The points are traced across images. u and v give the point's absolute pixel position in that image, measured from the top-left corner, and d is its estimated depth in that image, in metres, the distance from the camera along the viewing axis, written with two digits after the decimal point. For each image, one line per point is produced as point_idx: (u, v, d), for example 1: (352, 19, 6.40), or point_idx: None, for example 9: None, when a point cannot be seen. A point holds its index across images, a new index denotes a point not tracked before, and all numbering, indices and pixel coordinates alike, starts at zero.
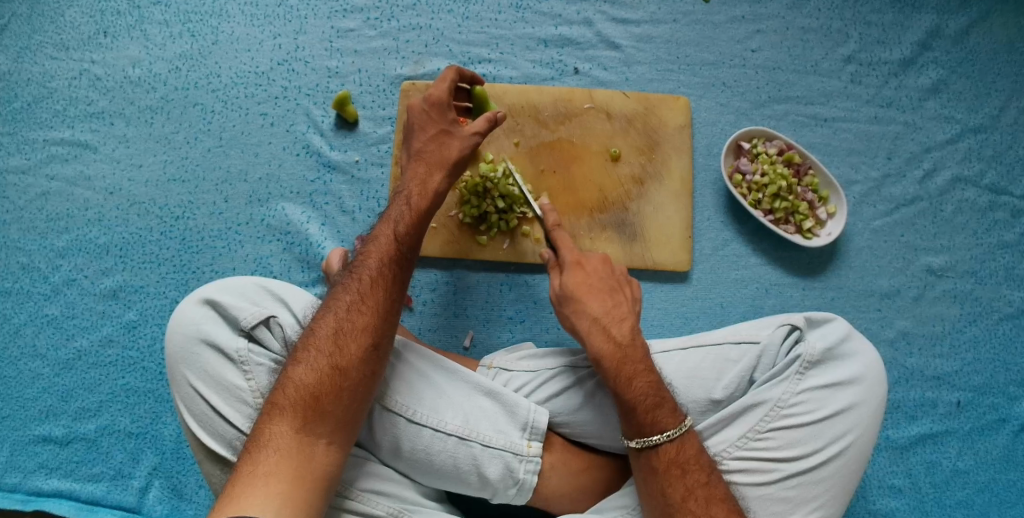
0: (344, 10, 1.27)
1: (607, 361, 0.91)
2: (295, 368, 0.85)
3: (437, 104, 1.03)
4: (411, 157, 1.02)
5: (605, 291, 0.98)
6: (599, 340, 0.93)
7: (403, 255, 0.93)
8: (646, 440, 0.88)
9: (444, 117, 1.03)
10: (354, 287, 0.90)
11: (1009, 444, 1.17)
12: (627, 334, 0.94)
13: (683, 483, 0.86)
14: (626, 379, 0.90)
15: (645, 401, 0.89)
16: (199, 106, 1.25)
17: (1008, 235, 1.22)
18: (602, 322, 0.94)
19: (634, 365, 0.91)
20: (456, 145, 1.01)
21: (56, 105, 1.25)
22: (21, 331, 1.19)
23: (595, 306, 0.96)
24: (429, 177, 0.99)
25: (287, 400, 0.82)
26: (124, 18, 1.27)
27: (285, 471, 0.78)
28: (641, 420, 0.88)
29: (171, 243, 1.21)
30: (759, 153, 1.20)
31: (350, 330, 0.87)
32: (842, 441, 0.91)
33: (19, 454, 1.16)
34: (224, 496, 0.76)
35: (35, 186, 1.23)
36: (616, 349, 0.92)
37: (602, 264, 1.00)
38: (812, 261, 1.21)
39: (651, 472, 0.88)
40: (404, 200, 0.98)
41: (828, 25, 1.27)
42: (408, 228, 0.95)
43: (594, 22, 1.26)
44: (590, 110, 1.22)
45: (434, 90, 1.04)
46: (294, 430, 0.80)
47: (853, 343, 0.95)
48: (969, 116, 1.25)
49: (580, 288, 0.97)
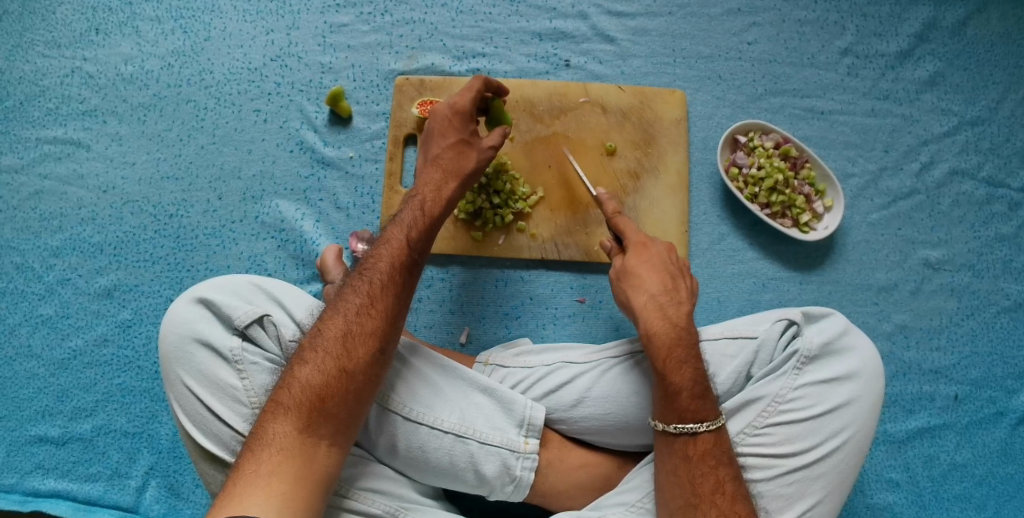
0: (336, 5, 1.26)
1: (659, 339, 0.91)
2: (302, 368, 0.84)
3: (461, 113, 1.03)
4: (427, 162, 1.02)
5: (667, 273, 0.97)
6: (655, 316, 0.93)
7: (414, 260, 0.92)
8: (685, 426, 0.86)
9: (465, 128, 1.04)
10: (364, 290, 0.89)
11: (1006, 437, 1.17)
12: (684, 318, 0.94)
13: (714, 475, 0.85)
14: (675, 363, 0.89)
15: (692, 388, 0.88)
16: (192, 103, 1.24)
17: (1005, 228, 1.21)
18: (659, 300, 0.94)
19: (685, 350, 0.91)
20: (475, 157, 1.02)
21: (49, 103, 1.24)
22: (16, 331, 1.19)
23: (652, 284, 0.96)
24: (444, 184, 0.99)
25: (291, 399, 0.82)
26: (115, 15, 1.26)
27: (287, 471, 0.77)
28: (683, 406, 0.87)
29: (165, 242, 1.21)
30: (756, 146, 1.19)
31: (359, 333, 0.86)
32: (839, 437, 0.91)
33: (16, 454, 1.16)
34: (225, 494, 0.76)
35: (27, 185, 1.22)
36: (671, 330, 0.92)
37: (665, 251, 1.00)
38: (809, 254, 1.20)
39: (685, 459, 0.86)
40: (418, 204, 0.97)
41: (825, 17, 1.26)
42: (419, 233, 0.94)
43: (589, 15, 1.25)
44: (586, 104, 1.21)
45: (460, 98, 1.04)
46: (297, 431, 0.80)
47: (851, 338, 0.95)
48: (967, 108, 1.24)
49: (639, 265, 0.98)
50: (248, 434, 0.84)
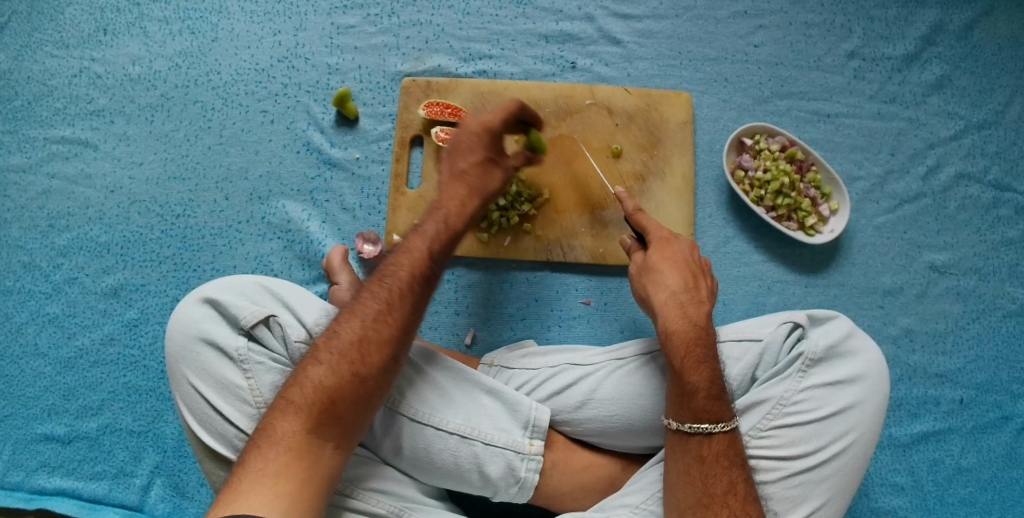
0: (344, 6, 1.26)
1: (677, 338, 0.91)
2: (316, 368, 0.83)
3: (493, 131, 1.02)
4: (451, 178, 1.01)
5: (688, 272, 0.97)
6: (674, 315, 0.92)
7: (432, 273, 0.93)
8: (699, 426, 0.86)
9: (493, 147, 1.02)
10: (382, 297, 0.89)
11: (1012, 442, 1.16)
12: (703, 318, 0.93)
13: (728, 475, 0.85)
14: (694, 362, 0.89)
15: (708, 389, 0.88)
16: (199, 104, 1.25)
17: (1012, 232, 1.21)
18: (680, 297, 0.94)
19: (704, 349, 0.90)
20: (499, 176, 1.02)
21: (56, 103, 1.25)
22: (23, 330, 1.19)
23: (674, 281, 0.96)
24: (467, 201, 1.00)
25: (303, 399, 0.81)
26: (123, 15, 1.27)
27: (294, 471, 0.77)
28: (699, 406, 0.87)
29: (172, 241, 1.21)
30: (762, 149, 1.20)
31: (375, 339, 0.86)
32: (844, 440, 0.91)
33: (22, 453, 1.16)
34: (230, 491, 0.75)
35: (35, 184, 1.22)
36: (690, 329, 0.91)
37: (687, 248, 0.99)
38: (815, 257, 1.20)
39: (698, 459, 0.86)
40: (441, 218, 0.98)
41: (831, 20, 1.26)
42: (438, 246, 0.95)
43: (595, 18, 1.26)
44: (592, 106, 1.21)
45: (494, 117, 1.03)
46: (307, 431, 0.80)
47: (856, 341, 0.95)
48: (973, 112, 1.24)
49: (663, 261, 0.97)
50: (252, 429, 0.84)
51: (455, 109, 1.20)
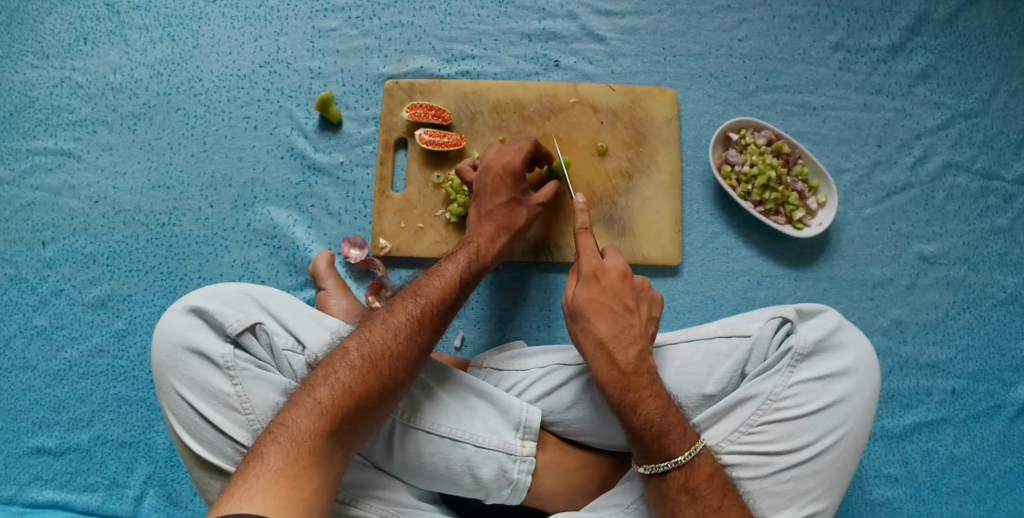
0: (325, 10, 1.25)
1: (608, 387, 0.89)
2: (343, 372, 0.82)
3: (512, 171, 1.07)
4: (480, 216, 1.06)
5: (613, 311, 0.94)
6: (603, 365, 0.90)
7: (457, 297, 0.95)
8: (656, 466, 0.86)
9: (517, 187, 1.07)
10: (414, 314, 0.89)
11: (1005, 430, 1.16)
12: (632, 361, 0.90)
13: (693, 510, 0.84)
14: (631, 405, 0.88)
15: (651, 428, 0.86)
16: (182, 111, 1.24)
17: (1001, 220, 1.21)
18: (608, 346, 0.91)
19: (641, 390, 0.88)
20: (524, 215, 1.07)
21: (38, 114, 1.24)
22: (12, 342, 1.19)
23: (603, 328, 0.92)
24: (497, 237, 1.04)
25: (331, 401, 0.80)
26: (104, 24, 1.26)
27: (311, 475, 0.75)
28: (648, 447, 0.86)
29: (158, 250, 1.20)
30: (748, 144, 1.19)
31: (403, 353, 0.86)
32: (835, 434, 0.91)
33: (14, 466, 1.15)
34: (245, 487, 0.72)
35: (20, 196, 1.22)
36: (618, 374, 0.89)
37: (619, 278, 0.96)
38: (803, 251, 1.20)
39: (661, 498, 0.86)
40: (473, 249, 1.02)
41: (815, 12, 1.25)
42: (468, 276, 0.98)
43: (578, 15, 1.25)
44: (576, 104, 1.21)
45: (512, 158, 1.08)
46: (327, 434, 0.78)
47: (845, 334, 0.94)
48: (959, 101, 1.23)
49: (591, 305, 0.94)
50: (263, 428, 0.81)
51: (439, 110, 1.20)
